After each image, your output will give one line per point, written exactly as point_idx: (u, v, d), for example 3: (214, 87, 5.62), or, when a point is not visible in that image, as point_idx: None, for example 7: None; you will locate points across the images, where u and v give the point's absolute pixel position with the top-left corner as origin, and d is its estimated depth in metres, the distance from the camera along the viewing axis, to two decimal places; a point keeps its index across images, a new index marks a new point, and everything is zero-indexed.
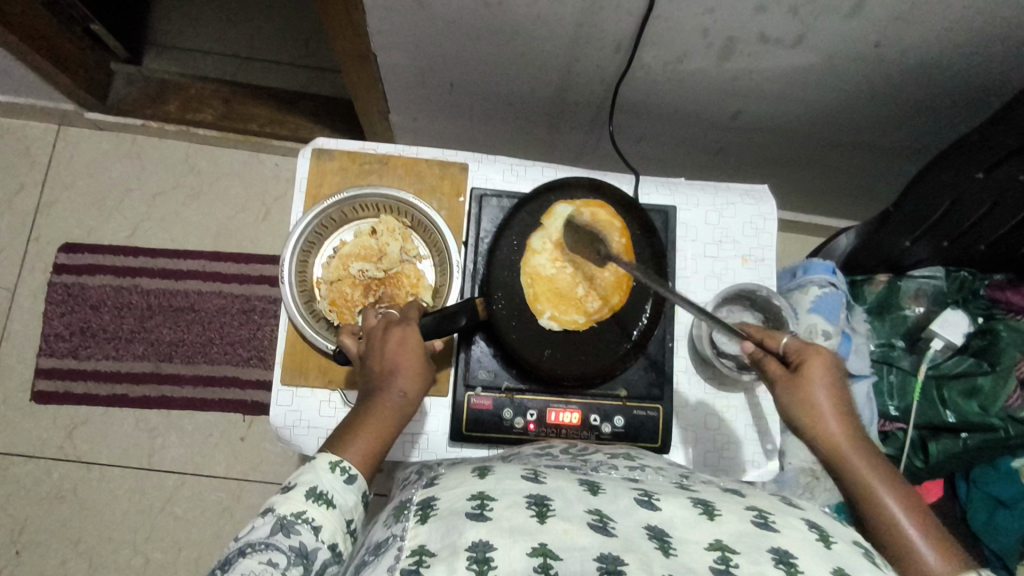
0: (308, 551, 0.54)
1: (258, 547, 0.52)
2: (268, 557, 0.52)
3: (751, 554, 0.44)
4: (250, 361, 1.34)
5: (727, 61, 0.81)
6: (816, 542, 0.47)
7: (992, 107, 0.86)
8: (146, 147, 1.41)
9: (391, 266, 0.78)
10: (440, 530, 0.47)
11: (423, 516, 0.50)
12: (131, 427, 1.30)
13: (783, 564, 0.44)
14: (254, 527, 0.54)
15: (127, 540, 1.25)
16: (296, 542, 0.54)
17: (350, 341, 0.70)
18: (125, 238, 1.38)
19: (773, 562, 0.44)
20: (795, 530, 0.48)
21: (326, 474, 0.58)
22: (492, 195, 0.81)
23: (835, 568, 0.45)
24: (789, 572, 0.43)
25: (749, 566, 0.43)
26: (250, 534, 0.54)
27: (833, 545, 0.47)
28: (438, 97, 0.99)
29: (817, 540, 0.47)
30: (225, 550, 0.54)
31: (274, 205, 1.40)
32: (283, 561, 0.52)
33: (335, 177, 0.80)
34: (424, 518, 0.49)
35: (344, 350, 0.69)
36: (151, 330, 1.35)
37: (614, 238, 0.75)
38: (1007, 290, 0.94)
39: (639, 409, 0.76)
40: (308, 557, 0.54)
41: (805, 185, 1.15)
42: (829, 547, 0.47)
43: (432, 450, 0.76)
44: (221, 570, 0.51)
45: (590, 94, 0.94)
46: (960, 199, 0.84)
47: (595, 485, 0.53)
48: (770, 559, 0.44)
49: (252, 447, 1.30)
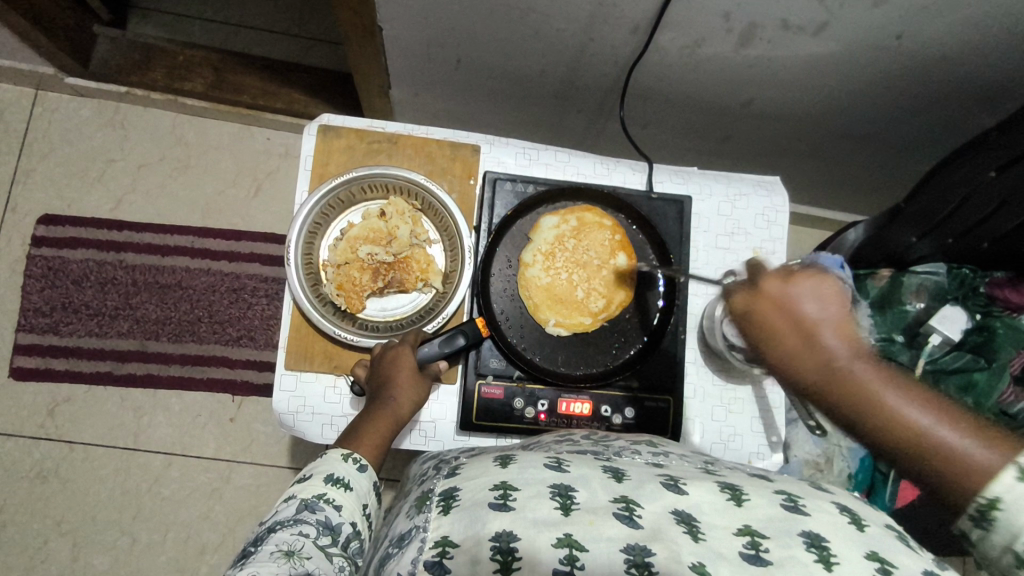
0: (333, 525, 0.57)
1: (288, 523, 0.55)
2: (299, 527, 0.55)
3: (782, 539, 0.44)
4: (240, 340, 1.30)
5: (746, 47, 0.80)
6: (849, 525, 0.46)
7: (1006, 102, 0.85)
8: (131, 115, 1.35)
9: (400, 250, 0.76)
10: (462, 521, 0.46)
11: (446, 507, 0.48)
12: (116, 406, 1.26)
13: (815, 547, 0.43)
14: (280, 511, 0.57)
15: (112, 521, 1.22)
16: (321, 516, 0.57)
17: (362, 371, 0.72)
18: (108, 210, 1.33)
19: (804, 546, 0.44)
20: (826, 513, 0.47)
21: (340, 463, 0.63)
22: (506, 178, 0.78)
23: (869, 551, 0.44)
24: (823, 560, 0.42)
25: (779, 551, 0.43)
26: (276, 518, 0.57)
27: (866, 528, 0.47)
28: (443, 74, 0.96)
29: (849, 523, 0.47)
30: (254, 536, 0.56)
31: (265, 179, 1.36)
32: (313, 531, 0.55)
33: (342, 155, 0.77)
34: (447, 509, 0.48)
35: (357, 381, 0.72)
36: (136, 307, 1.30)
37: (606, 237, 0.76)
38: (1006, 288, 0.95)
39: (649, 400, 0.75)
40: (334, 530, 0.57)
41: (809, 176, 1.15)
42: (861, 529, 0.47)
43: (440, 438, 0.75)
44: (254, 546, 0.54)
45: (601, 76, 0.92)
46: (970, 196, 0.85)
47: (619, 471, 0.52)
48: (801, 543, 0.44)
49: (241, 428, 1.27)
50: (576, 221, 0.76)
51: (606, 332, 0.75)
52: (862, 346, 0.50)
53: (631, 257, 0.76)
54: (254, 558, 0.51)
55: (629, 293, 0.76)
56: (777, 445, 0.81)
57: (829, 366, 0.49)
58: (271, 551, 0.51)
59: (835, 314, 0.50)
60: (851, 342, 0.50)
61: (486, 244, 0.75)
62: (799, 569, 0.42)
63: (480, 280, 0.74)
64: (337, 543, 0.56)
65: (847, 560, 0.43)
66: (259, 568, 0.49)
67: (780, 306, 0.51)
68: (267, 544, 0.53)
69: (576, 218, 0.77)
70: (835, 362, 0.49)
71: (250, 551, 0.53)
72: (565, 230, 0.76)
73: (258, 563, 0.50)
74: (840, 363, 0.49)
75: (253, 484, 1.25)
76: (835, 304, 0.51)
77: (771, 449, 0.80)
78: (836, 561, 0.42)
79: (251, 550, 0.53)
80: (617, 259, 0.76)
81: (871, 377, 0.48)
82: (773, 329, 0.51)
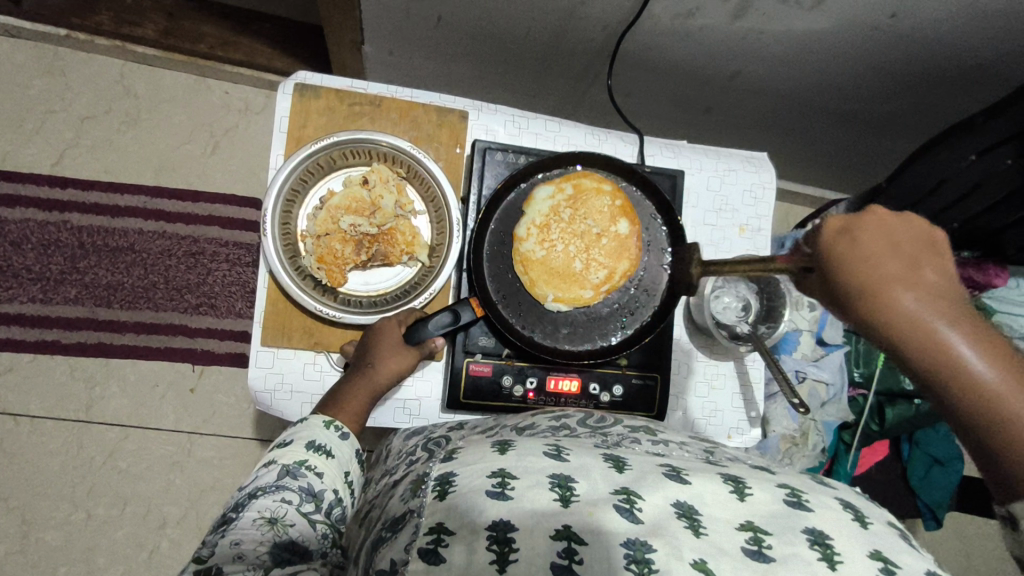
0: (316, 491, 0.56)
1: (270, 489, 0.54)
2: (281, 494, 0.53)
3: (784, 535, 0.44)
4: (199, 308, 1.23)
5: (739, 19, 0.78)
6: (851, 522, 0.47)
7: (986, 87, 0.86)
8: (73, 62, 1.24)
9: (385, 221, 0.72)
10: (459, 508, 0.43)
11: (441, 492, 0.45)
12: (65, 376, 1.19)
13: (819, 545, 0.44)
14: (260, 476, 0.55)
15: (64, 495, 1.16)
16: (304, 483, 0.55)
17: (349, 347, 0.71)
18: (49, 165, 1.22)
19: (808, 543, 0.44)
20: (829, 509, 0.48)
21: (321, 429, 0.61)
22: (496, 148, 0.75)
23: (872, 550, 0.45)
24: (826, 556, 0.43)
25: (783, 548, 0.43)
26: (256, 483, 0.55)
27: (868, 525, 0.48)
28: (421, 34, 0.90)
29: (852, 520, 0.47)
30: (234, 499, 0.55)
31: (224, 136, 1.27)
32: (295, 498, 0.54)
33: (320, 118, 0.73)
34: (442, 494, 0.45)
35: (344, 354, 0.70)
36: (84, 272, 1.21)
37: (606, 204, 0.75)
38: (971, 268, 0.99)
39: (637, 378, 0.76)
40: (317, 496, 0.56)
41: (787, 150, 1.15)
42: (864, 527, 0.47)
43: (424, 415, 0.75)
44: (235, 512, 0.52)
45: (589, 41, 0.87)
46: (947, 178, 0.88)
47: (619, 461, 0.51)
48: (805, 540, 0.44)
49: (202, 398, 1.22)
50: (572, 189, 0.75)
51: (609, 306, 0.75)
52: (943, 293, 0.43)
53: (632, 220, 0.75)
54: (236, 524, 0.50)
55: (633, 261, 0.75)
56: (756, 420, 0.82)
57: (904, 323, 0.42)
58: (253, 519, 0.51)
59: (903, 246, 0.43)
60: (934, 293, 0.42)
61: (477, 224, 0.72)
62: (801, 565, 0.42)
63: (473, 263, 0.71)
64: (320, 510, 0.55)
65: (849, 558, 0.43)
66: (242, 536, 0.49)
67: (849, 246, 0.43)
68: (248, 510, 0.52)
69: (573, 186, 0.75)
70: (915, 318, 0.42)
71: (231, 516, 0.52)
72: (561, 199, 0.75)
73: (240, 531, 0.50)
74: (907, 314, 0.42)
75: (217, 455, 1.21)
76: (891, 248, 0.43)
77: (750, 424, 0.82)
78: (839, 560, 0.43)
79: (233, 516, 0.52)
80: (618, 225, 0.75)
81: (944, 328, 0.42)
82: (848, 272, 0.43)
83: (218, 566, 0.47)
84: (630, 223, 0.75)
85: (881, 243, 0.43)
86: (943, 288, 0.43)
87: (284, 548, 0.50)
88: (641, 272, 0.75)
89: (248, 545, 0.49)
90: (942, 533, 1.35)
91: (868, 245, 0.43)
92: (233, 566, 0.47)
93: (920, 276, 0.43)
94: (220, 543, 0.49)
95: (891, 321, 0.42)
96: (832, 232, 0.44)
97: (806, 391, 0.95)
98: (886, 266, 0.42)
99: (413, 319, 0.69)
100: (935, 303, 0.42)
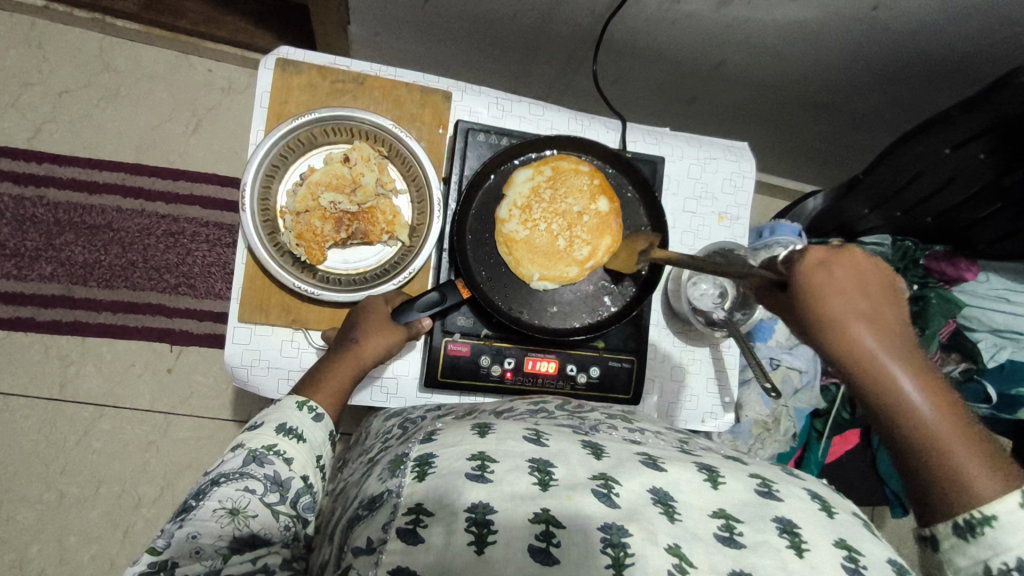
0: (282, 480, 0.56)
1: (233, 476, 0.53)
2: (244, 483, 0.53)
3: (755, 522, 0.45)
4: (179, 288, 1.22)
5: (725, 8, 0.78)
6: (820, 512, 0.48)
7: (964, 83, 0.88)
8: (51, 34, 1.21)
9: (365, 199, 0.72)
10: (438, 489, 0.44)
11: (420, 473, 0.45)
12: (39, 354, 1.17)
13: (788, 533, 0.45)
14: (226, 460, 0.56)
15: (38, 474, 1.15)
16: (270, 471, 0.55)
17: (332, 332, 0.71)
18: (25, 139, 1.19)
19: (778, 531, 0.45)
20: (799, 498, 0.49)
21: (294, 411, 0.61)
22: (479, 129, 0.75)
23: (838, 538, 0.46)
24: (794, 545, 0.44)
25: (753, 535, 0.44)
26: (221, 468, 0.55)
27: (835, 515, 0.49)
28: (407, 16, 0.89)
29: (821, 510, 0.49)
30: (196, 484, 0.55)
31: (206, 115, 1.25)
32: (260, 488, 0.54)
33: (302, 93, 0.73)
34: (421, 475, 0.45)
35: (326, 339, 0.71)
36: (60, 249, 1.19)
37: (585, 182, 0.76)
38: (943, 261, 1.02)
39: (614, 360, 0.77)
40: (283, 485, 0.56)
41: (770, 141, 1.17)
42: (831, 517, 0.49)
43: (402, 394, 0.75)
44: (195, 499, 0.52)
45: (576, 26, 0.87)
46: (922, 171, 0.88)
47: (596, 447, 0.51)
48: (775, 528, 0.45)
49: (180, 379, 1.21)
50: (551, 171, 0.76)
51: (592, 284, 0.76)
52: (895, 327, 0.48)
53: (614, 200, 0.76)
54: (195, 514, 0.51)
55: (615, 237, 0.76)
56: (729, 405, 0.84)
57: (867, 363, 0.48)
58: (214, 509, 0.51)
59: (865, 287, 0.48)
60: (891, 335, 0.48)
61: (457, 208, 0.73)
62: (770, 553, 0.43)
63: (457, 251, 0.72)
64: (285, 500, 0.55)
65: (817, 545, 0.45)
66: (200, 528, 0.50)
67: (820, 282, 0.47)
68: (208, 499, 0.52)
69: (551, 168, 0.76)
70: (873, 357, 0.48)
71: (191, 504, 0.52)
72: (541, 181, 0.76)
73: (198, 521, 0.50)
74: (871, 355, 0.48)
75: (194, 436, 1.20)
76: (857, 291, 0.48)
77: (723, 409, 0.83)
78: (807, 548, 0.44)
79: (192, 504, 0.52)
80: (598, 203, 0.76)
81: (899, 370, 0.48)
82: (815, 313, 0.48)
83: (174, 559, 0.48)
84: (609, 203, 0.76)
85: (852, 280, 0.48)
86: (904, 338, 0.49)
87: (243, 542, 0.51)
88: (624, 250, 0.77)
89: (206, 539, 0.49)
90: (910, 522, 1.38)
91: (845, 285, 0.47)
92: (189, 561, 0.48)
93: (880, 318, 0.48)
94: (177, 535, 0.50)
95: (849, 353, 0.48)
96: (809, 263, 0.48)
97: (778, 377, 0.97)
98: (851, 301, 0.47)
99: (397, 301, 0.71)
100: (893, 347, 0.48)
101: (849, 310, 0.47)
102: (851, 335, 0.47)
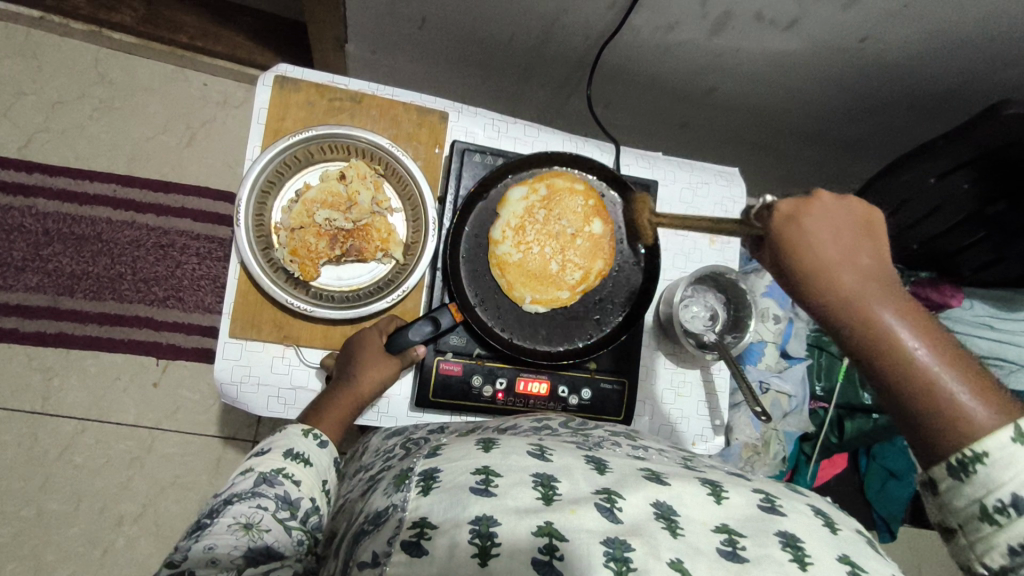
0: (293, 499, 0.55)
1: (245, 496, 0.53)
2: (257, 500, 0.53)
3: (758, 537, 0.45)
4: (167, 301, 1.21)
5: (717, 35, 0.80)
6: (823, 528, 0.49)
7: (948, 113, 0.90)
8: (47, 46, 1.21)
9: (360, 217, 0.72)
10: (442, 502, 0.43)
11: (425, 488, 0.45)
12: (22, 365, 1.15)
13: (790, 547, 0.45)
14: (236, 483, 0.55)
15: (15, 490, 1.12)
16: (281, 491, 0.55)
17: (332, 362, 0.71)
18: (17, 149, 1.19)
19: (780, 545, 0.45)
20: (802, 514, 0.49)
21: (300, 438, 0.61)
22: (474, 150, 0.76)
23: (840, 554, 0.46)
24: (797, 557, 0.44)
25: (755, 550, 0.44)
26: (232, 490, 0.55)
27: (839, 532, 0.49)
28: (404, 36, 0.90)
29: (823, 526, 0.49)
30: (208, 506, 0.54)
31: (200, 128, 1.25)
32: (272, 505, 0.53)
33: (299, 111, 0.73)
34: (427, 489, 0.45)
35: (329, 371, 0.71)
36: (48, 260, 1.18)
37: (579, 204, 0.77)
38: (928, 289, 1.04)
39: (605, 382, 0.77)
40: (293, 504, 0.55)
41: (759, 167, 1.19)
42: (835, 533, 0.49)
43: (393, 413, 0.75)
44: (209, 519, 0.52)
45: (571, 49, 0.88)
46: (909, 200, 0.90)
47: (601, 463, 0.51)
48: (778, 542, 0.45)
49: (166, 393, 1.19)
50: (546, 190, 0.77)
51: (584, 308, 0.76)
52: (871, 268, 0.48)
53: (608, 221, 0.78)
54: (211, 530, 0.50)
55: (607, 260, 0.77)
56: (719, 428, 0.84)
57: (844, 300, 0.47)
58: (228, 524, 0.50)
59: (838, 229, 0.49)
60: (868, 266, 0.48)
61: (452, 228, 0.73)
62: (773, 566, 0.43)
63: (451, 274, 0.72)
64: (296, 518, 0.54)
65: (820, 561, 0.45)
66: (217, 540, 0.49)
67: (792, 227, 0.49)
68: (222, 517, 0.51)
69: (546, 186, 0.77)
70: (849, 292, 0.47)
71: (204, 523, 0.52)
72: (534, 201, 0.77)
73: (214, 535, 0.49)
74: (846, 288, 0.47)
75: (179, 452, 1.18)
76: (833, 231, 0.49)
77: (714, 431, 0.84)
78: (810, 562, 0.44)
79: (206, 523, 0.51)
80: (592, 225, 0.77)
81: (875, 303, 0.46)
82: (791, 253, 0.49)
83: (191, 569, 0.47)
84: (603, 225, 0.77)
85: (825, 224, 0.49)
86: (884, 276, 0.48)
87: (259, 553, 0.50)
88: (616, 272, 0.77)
89: (222, 549, 0.48)
90: (897, 545, 1.38)
91: (819, 228, 0.49)
92: (205, 569, 0.47)
93: (855, 260, 0.48)
94: (194, 548, 0.48)
95: (826, 291, 0.48)
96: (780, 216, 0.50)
97: (769, 400, 0.98)
98: (826, 243, 0.48)
99: (393, 327, 0.71)
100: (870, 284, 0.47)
101: (819, 246, 0.48)
102: (826, 269, 0.48)
